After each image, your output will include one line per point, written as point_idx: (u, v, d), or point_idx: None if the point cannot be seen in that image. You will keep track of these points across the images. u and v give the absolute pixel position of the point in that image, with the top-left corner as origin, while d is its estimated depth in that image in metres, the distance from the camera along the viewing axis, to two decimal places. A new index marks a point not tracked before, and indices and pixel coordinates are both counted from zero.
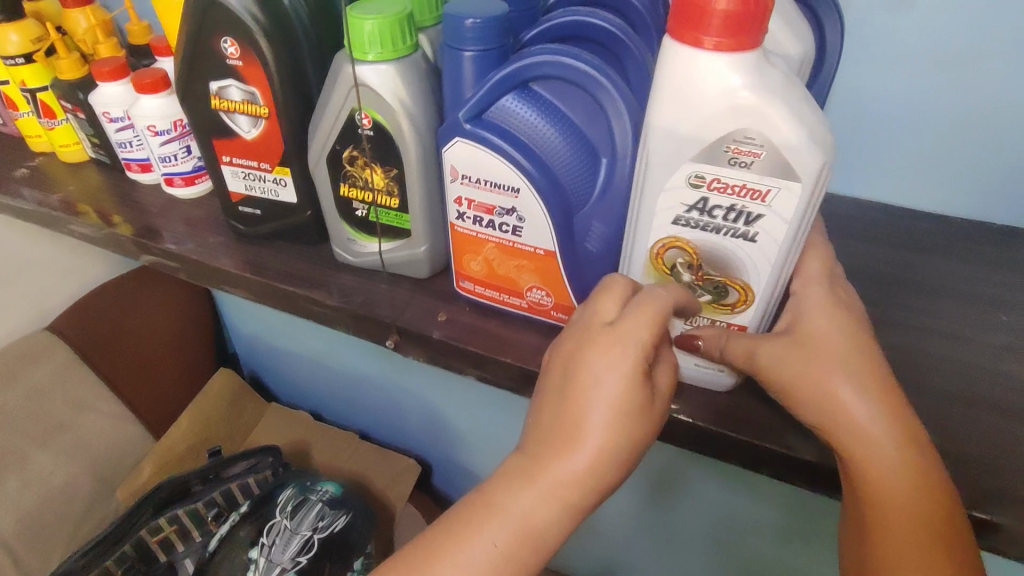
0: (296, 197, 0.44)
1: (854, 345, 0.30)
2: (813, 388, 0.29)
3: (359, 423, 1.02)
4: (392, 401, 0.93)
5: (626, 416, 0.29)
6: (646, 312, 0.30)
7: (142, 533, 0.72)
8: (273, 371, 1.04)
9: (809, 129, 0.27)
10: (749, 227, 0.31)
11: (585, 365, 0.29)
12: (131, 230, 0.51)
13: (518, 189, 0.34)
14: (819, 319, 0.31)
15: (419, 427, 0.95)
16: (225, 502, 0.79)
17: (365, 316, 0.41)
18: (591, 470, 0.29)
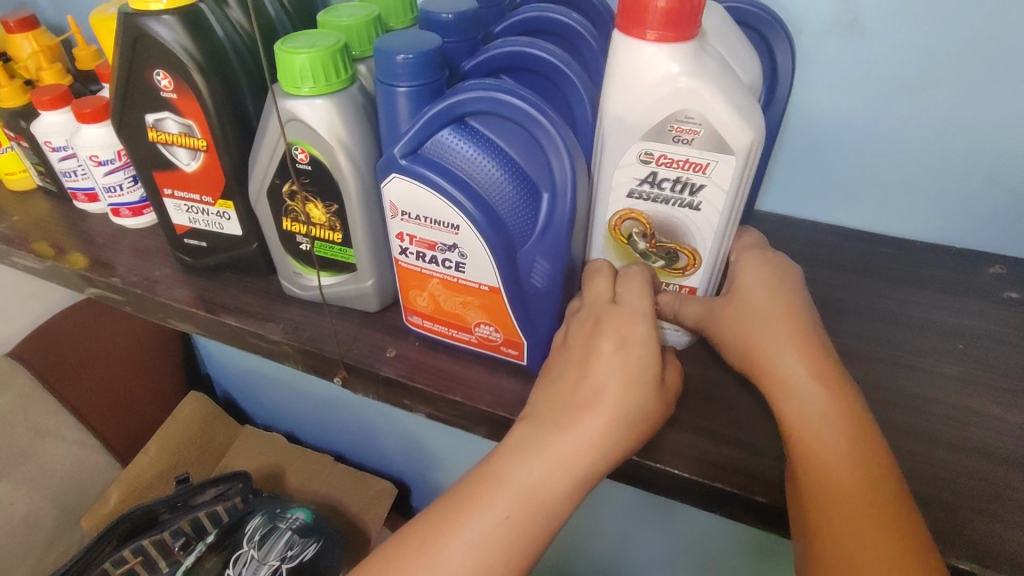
0: (240, 229, 0.42)
1: (789, 315, 0.32)
2: (752, 351, 0.32)
3: (336, 446, 1.01)
4: (366, 423, 0.92)
5: (641, 381, 0.30)
6: (640, 286, 0.33)
7: (106, 565, 0.69)
8: (248, 395, 1.03)
9: (741, 107, 0.30)
10: (694, 197, 0.33)
11: (598, 338, 0.32)
12: (77, 262, 0.49)
13: (458, 225, 0.33)
14: (758, 292, 0.33)
15: (394, 448, 0.94)
16: (192, 531, 0.77)
17: (312, 351, 0.40)
18: (608, 433, 0.29)
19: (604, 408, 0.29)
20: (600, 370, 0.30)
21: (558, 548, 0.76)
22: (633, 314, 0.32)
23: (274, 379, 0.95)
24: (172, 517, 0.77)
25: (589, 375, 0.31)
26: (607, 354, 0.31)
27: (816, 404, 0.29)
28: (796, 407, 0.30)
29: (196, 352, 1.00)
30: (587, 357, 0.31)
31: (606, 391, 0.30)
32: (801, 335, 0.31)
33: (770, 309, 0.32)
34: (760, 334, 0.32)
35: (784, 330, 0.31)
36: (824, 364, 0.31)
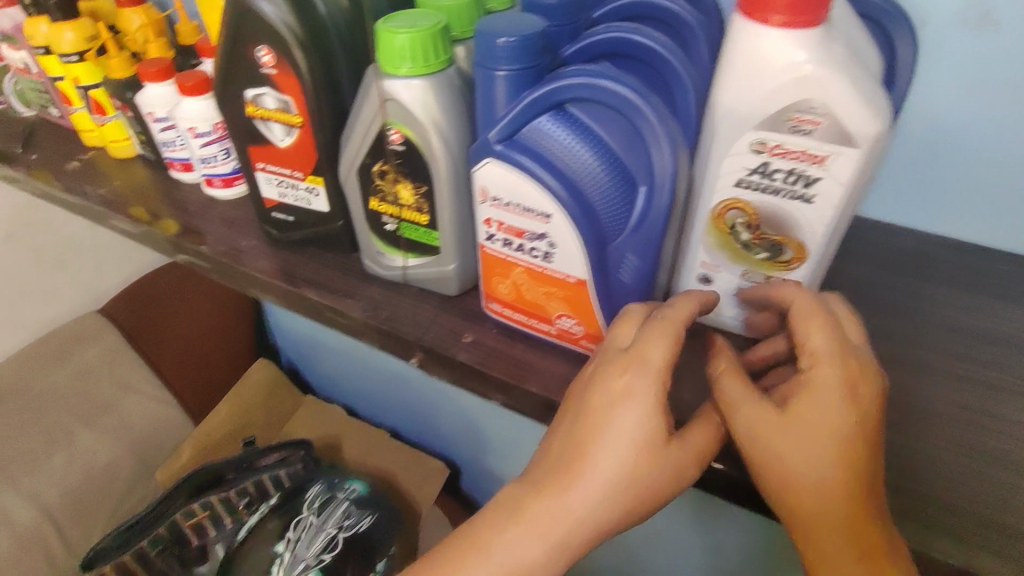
0: (327, 207, 0.43)
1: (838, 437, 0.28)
2: (779, 477, 0.28)
3: (394, 424, 1.03)
4: (424, 402, 0.93)
5: (644, 452, 0.29)
6: (659, 331, 0.30)
7: (176, 516, 0.73)
8: (313, 367, 1.06)
9: (867, 95, 0.28)
10: (807, 189, 0.31)
11: (599, 394, 0.30)
12: (169, 228, 0.51)
13: (551, 215, 0.32)
14: (812, 407, 0.28)
15: (450, 430, 0.95)
16: (257, 493, 0.79)
17: (388, 332, 0.40)
18: (589, 510, 0.29)
19: (587, 489, 0.30)
20: (596, 438, 0.30)
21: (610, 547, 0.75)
22: (641, 368, 0.29)
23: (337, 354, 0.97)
24: (238, 477, 0.80)
25: (587, 449, 0.30)
26: (605, 420, 0.30)
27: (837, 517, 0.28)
28: (820, 543, 0.28)
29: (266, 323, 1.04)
30: (587, 407, 0.30)
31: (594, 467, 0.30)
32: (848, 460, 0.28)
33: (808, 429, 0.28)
34: (794, 460, 0.28)
35: (826, 449, 0.28)
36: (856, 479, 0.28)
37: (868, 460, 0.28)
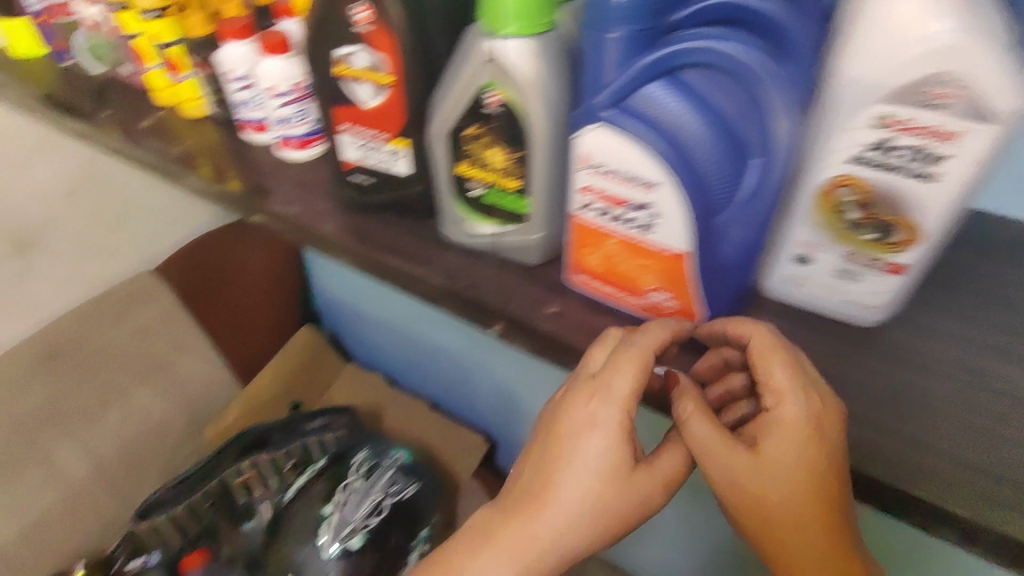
0: (410, 169, 0.43)
1: (804, 471, 0.35)
2: (756, 502, 0.36)
3: (441, 386, 1.05)
4: (460, 354, 0.93)
5: (607, 482, 0.36)
6: (626, 365, 0.34)
7: (226, 474, 0.90)
8: (361, 324, 1.10)
9: (1012, 69, 0.27)
10: (931, 168, 0.30)
11: (560, 434, 0.36)
12: (243, 189, 0.51)
13: (655, 186, 0.31)
14: (779, 446, 0.35)
15: (490, 395, 0.97)
16: (300, 455, 0.96)
17: (469, 299, 0.40)
18: (560, 529, 0.36)
19: (562, 505, 0.36)
20: (576, 462, 0.36)
21: None
22: (603, 398, 0.35)
23: (381, 311, 1.00)
24: (279, 442, 0.94)
25: (560, 469, 0.36)
26: (581, 446, 0.36)
27: (808, 531, 0.36)
28: (794, 549, 0.37)
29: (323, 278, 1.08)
30: (550, 443, 0.37)
31: (572, 484, 0.36)
32: (810, 478, 0.35)
33: (776, 456, 0.35)
34: (768, 490, 0.36)
35: (799, 480, 0.35)
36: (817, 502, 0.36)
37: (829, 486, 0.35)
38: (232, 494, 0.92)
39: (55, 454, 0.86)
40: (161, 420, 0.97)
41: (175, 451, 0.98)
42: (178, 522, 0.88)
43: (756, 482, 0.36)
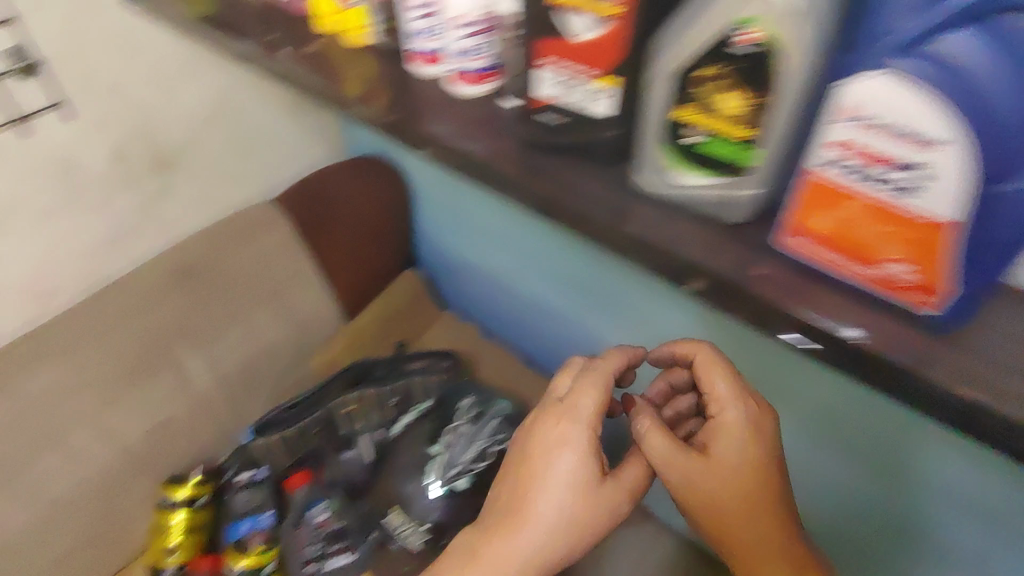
0: (609, 112, 0.41)
1: (734, 463, 0.56)
2: (708, 494, 0.55)
3: (539, 319, 1.04)
4: (572, 275, 0.91)
5: (576, 488, 0.57)
6: (587, 388, 0.60)
7: (333, 402, 0.94)
8: (462, 252, 1.10)
9: None
10: None
11: (541, 460, 0.58)
12: (416, 122, 0.51)
13: (937, 145, 0.29)
14: (720, 448, 0.56)
15: (593, 327, 0.95)
16: (403, 394, 0.97)
17: (668, 252, 0.39)
18: (540, 530, 0.57)
19: (547, 503, 0.57)
20: (553, 471, 0.57)
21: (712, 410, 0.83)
22: (571, 417, 0.59)
23: (493, 232, 0.99)
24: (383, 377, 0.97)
25: (546, 484, 0.57)
26: (555, 460, 0.58)
27: (743, 514, 0.55)
28: (737, 529, 0.56)
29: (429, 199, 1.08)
30: (534, 466, 0.58)
31: (555, 488, 0.57)
32: (745, 464, 0.56)
33: (725, 452, 0.56)
34: (716, 483, 0.55)
35: (733, 469, 0.56)
36: (746, 487, 0.55)
37: (752, 477, 0.56)
38: (337, 424, 0.96)
39: (182, 364, 0.92)
40: (274, 343, 1.01)
41: (285, 375, 1.03)
42: (287, 444, 0.94)
43: (702, 474, 0.56)
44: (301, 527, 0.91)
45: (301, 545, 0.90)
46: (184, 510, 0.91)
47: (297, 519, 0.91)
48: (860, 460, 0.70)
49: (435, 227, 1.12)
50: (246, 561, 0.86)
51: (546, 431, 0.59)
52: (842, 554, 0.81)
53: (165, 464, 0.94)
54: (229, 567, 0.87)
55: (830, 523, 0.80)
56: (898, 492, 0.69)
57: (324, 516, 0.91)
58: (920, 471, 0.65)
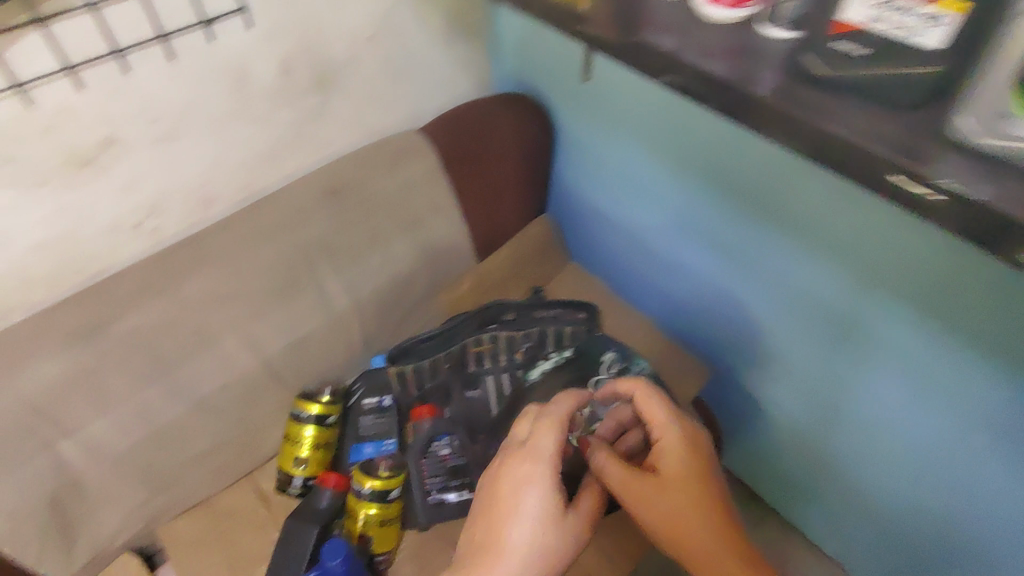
0: (938, 45, 0.39)
1: (684, 476, 0.65)
2: (664, 509, 0.64)
3: (687, 278, 1.04)
4: (745, 238, 0.89)
5: (546, 518, 0.63)
6: (547, 426, 0.68)
7: (467, 340, 0.93)
8: (598, 167, 1.06)
9: None
10: None
11: (508, 496, 0.64)
12: (659, 42, 0.45)
13: None
14: (671, 464, 0.66)
15: (731, 247, 0.92)
16: (536, 340, 0.95)
17: (999, 211, 0.33)
18: (515, 561, 0.61)
19: (517, 537, 0.62)
20: (523, 506, 0.63)
21: (795, 292, 0.88)
22: (535, 455, 0.66)
23: (656, 185, 0.97)
24: (515, 321, 0.95)
25: (516, 520, 0.63)
26: (523, 495, 0.64)
27: (697, 525, 0.63)
28: (694, 541, 0.62)
29: (573, 114, 1.03)
30: (502, 501, 0.64)
31: (525, 520, 0.63)
32: (691, 478, 0.65)
33: (668, 465, 0.67)
34: (670, 497, 0.64)
35: (684, 484, 0.65)
36: (696, 499, 0.64)
37: (701, 488, 0.65)
38: (466, 362, 0.96)
39: (324, 282, 0.94)
40: (409, 273, 1.01)
41: (413, 305, 1.04)
42: (416, 374, 0.94)
43: (657, 489, 0.65)
44: (425, 458, 0.92)
45: (424, 477, 0.91)
46: (314, 427, 0.94)
47: (421, 450, 0.92)
48: (877, 321, 0.80)
49: (573, 145, 1.08)
50: (374, 483, 0.87)
51: (513, 469, 0.65)
52: (866, 430, 0.92)
53: (298, 378, 0.96)
54: (357, 487, 0.88)
55: (857, 398, 0.90)
56: (924, 376, 0.79)
57: (446, 450, 0.93)
58: (938, 355, 0.75)
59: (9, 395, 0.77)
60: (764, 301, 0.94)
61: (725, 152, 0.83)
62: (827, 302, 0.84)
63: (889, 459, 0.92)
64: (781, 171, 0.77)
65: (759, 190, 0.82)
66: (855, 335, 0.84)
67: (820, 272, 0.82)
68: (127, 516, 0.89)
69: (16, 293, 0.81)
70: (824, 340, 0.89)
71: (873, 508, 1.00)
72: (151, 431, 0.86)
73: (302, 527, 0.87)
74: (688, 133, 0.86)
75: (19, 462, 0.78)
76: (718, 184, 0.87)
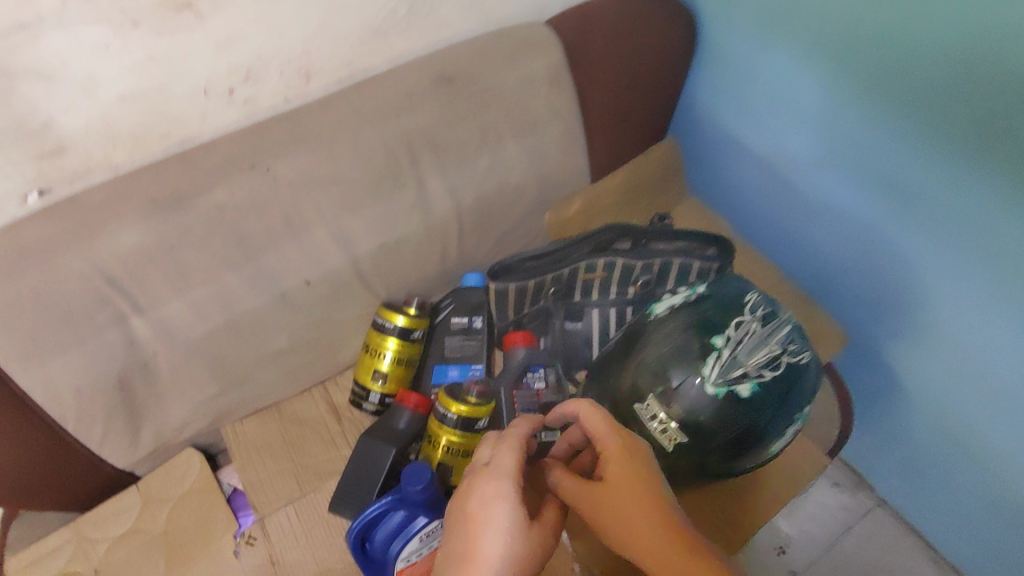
0: None
1: (638, 483, 0.55)
2: (624, 522, 0.54)
3: (829, 225, 0.90)
4: (923, 177, 0.75)
5: (516, 534, 0.53)
6: (510, 442, 0.58)
7: (578, 265, 0.82)
8: (745, 68, 0.89)
9: None
10: None
11: (474, 517, 0.54)
12: None
13: None
14: (618, 472, 0.56)
15: (894, 169, 0.78)
16: (656, 274, 0.84)
17: None
18: None
19: (488, 554, 0.51)
20: (483, 532, 0.53)
21: (948, 226, 0.75)
22: (498, 472, 0.56)
23: (814, 109, 0.83)
24: (632, 250, 0.82)
25: (476, 551, 0.52)
26: (482, 516, 0.53)
27: (658, 536, 0.53)
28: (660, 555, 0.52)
29: (735, 8, 0.86)
30: (470, 522, 0.54)
31: (488, 548, 0.52)
32: (644, 486, 0.55)
33: (613, 471, 0.56)
34: (630, 509, 0.54)
35: (639, 492, 0.55)
36: (653, 508, 0.54)
37: (658, 498, 0.55)
38: (572, 290, 0.85)
39: (427, 182, 0.83)
40: (517, 184, 0.90)
41: (516, 223, 0.93)
42: (517, 294, 0.83)
43: (611, 501, 0.55)
44: (518, 389, 0.84)
45: (516, 410, 0.82)
46: (397, 340, 0.85)
47: (515, 379, 0.84)
48: None
49: (723, 47, 0.91)
50: (460, 409, 0.77)
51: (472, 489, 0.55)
52: (998, 402, 0.80)
53: (385, 287, 0.88)
54: (442, 411, 0.78)
55: (993, 364, 0.78)
56: None
57: (541, 384, 0.85)
58: None
59: (84, 258, 0.69)
60: (911, 235, 0.80)
61: (926, 65, 0.68)
62: (991, 244, 0.71)
63: (992, 406, 0.81)
64: (1014, 91, 0.62)
65: (967, 115, 0.67)
66: (1011, 284, 0.72)
67: (998, 207, 0.69)
68: (194, 408, 0.83)
69: (98, 149, 0.73)
70: (971, 289, 0.76)
71: (990, 493, 0.88)
72: (228, 320, 0.78)
73: (377, 445, 0.80)
74: (879, 41, 0.72)
75: (89, 331, 0.71)
76: (914, 89, 0.71)
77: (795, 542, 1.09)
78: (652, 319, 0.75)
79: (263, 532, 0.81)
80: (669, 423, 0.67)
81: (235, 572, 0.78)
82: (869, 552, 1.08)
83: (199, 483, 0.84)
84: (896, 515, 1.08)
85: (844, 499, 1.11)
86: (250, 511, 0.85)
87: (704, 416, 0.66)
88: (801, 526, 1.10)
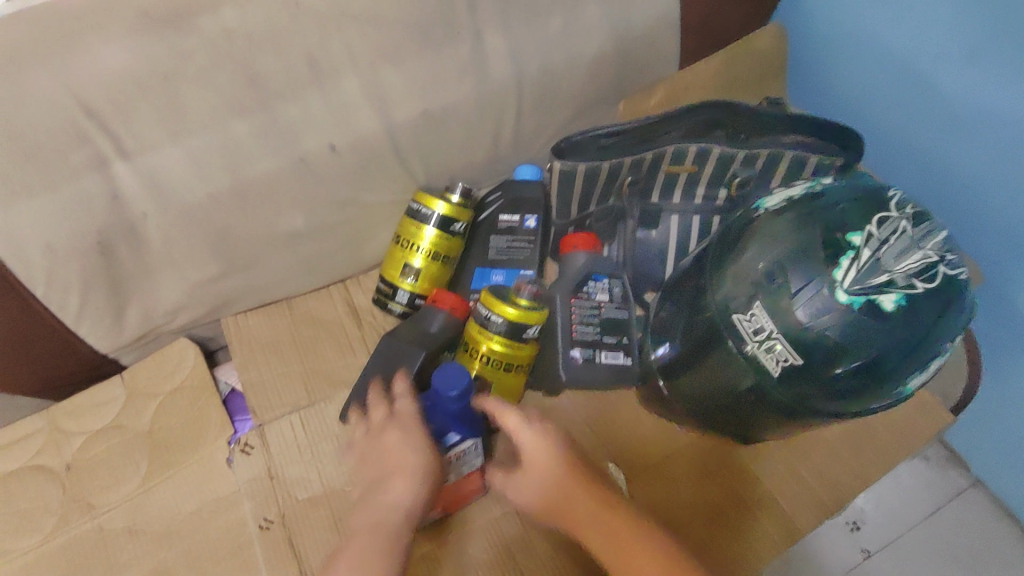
0: None
1: (562, 465, 0.53)
2: (557, 509, 0.52)
3: (988, 136, 0.69)
4: None
5: (422, 446, 0.53)
6: (406, 393, 0.59)
7: (665, 152, 0.67)
8: None
9: None
10: None
11: (382, 443, 0.54)
12: None
13: None
14: (538, 455, 0.54)
15: None
16: (758, 173, 0.69)
17: None
18: (400, 496, 0.49)
19: (400, 461, 0.52)
20: (399, 465, 0.51)
21: None
22: (401, 411, 0.57)
23: None
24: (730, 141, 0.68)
25: (394, 473, 0.51)
26: (396, 453, 0.52)
27: (590, 516, 0.50)
28: (591, 534, 0.50)
29: None
30: (379, 448, 0.54)
31: (408, 479, 0.51)
32: (570, 469, 0.53)
33: (535, 461, 0.54)
34: (561, 494, 0.52)
35: (566, 475, 0.53)
36: (583, 487, 0.52)
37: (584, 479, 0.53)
38: (652, 187, 0.71)
39: (487, 39, 0.67)
40: (593, 57, 0.74)
41: (582, 108, 0.79)
42: (586, 181, 0.68)
43: (540, 481, 0.53)
44: (578, 298, 0.69)
45: (573, 320, 0.68)
46: (434, 231, 0.71)
47: (574, 287, 0.70)
48: None
49: None
50: (507, 311, 0.63)
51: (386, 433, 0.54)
52: None
53: (425, 169, 0.74)
54: (485, 313, 0.64)
55: None
56: None
57: (604, 296, 0.69)
58: None
59: (58, 81, 0.52)
60: None
61: None
62: None
63: None
64: None
65: None
66: None
67: None
68: (189, 291, 0.69)
69: None
70: None
71: None
72: (237, 185, 0.64)
73: (403, 351, 0.67)
74: None
75: (65, 176, 0.55)
76: None
77: (871, 517, 0.93)
78: (759, 214, 0.60)
79: (262, 441, 0.68)
80: (777, 341, 0.52)
81: (227, 483, 0.67)
82: (961, 541, 0.91)
83: (192, 380, 0.72)
84: (993, 500, 0.92)
85: (931, 477, 0.95)
86: (248, 416, 0.73)
87: (832, 332, 0.50)
88: (882, 502, 0.94)
